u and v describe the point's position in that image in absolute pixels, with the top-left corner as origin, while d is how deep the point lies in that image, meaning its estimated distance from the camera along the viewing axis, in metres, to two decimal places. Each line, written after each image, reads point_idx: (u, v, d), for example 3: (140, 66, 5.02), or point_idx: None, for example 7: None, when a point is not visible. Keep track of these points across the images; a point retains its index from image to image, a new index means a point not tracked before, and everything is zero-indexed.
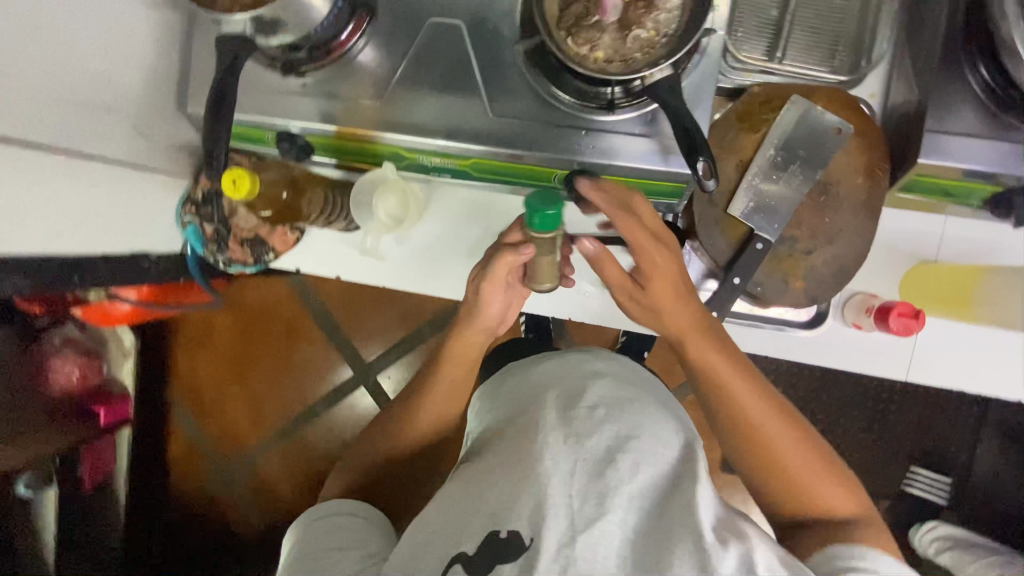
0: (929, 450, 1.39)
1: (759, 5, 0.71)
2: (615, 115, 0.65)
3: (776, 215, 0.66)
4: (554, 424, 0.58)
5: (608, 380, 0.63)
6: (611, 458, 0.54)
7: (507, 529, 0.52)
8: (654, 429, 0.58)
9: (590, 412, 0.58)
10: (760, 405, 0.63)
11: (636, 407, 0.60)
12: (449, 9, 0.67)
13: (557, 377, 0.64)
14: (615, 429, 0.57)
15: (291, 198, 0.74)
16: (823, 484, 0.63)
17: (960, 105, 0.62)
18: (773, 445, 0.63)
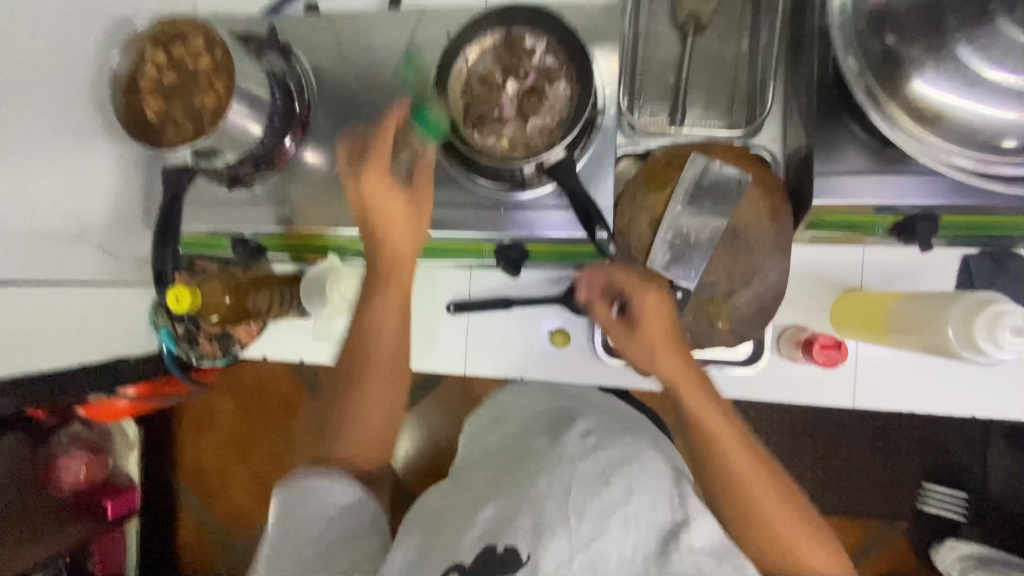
0: (938, 464, 1.36)
1: (656, 76, 0.79)
2: (529, 192, 0.70)
3: (691, 264, 0.71)
4: (546, 449, 0.64)
5: (596, 416, 0.69)
6: (607, 480, 0.56)
7: (504, 544, 0.52)
8: (646, 459, 0.61)
9: (582, 439, 0.63)
10: (757, 475, 0.60)
11: (626, 437, 0.64)
12: (373, 114, 0.75)
13: (546, 409, 0.72)
14: (607, 456, 0.60)
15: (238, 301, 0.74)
16: (812, 552, 0.58)
17: (844, 147, 0.66)
18: (774, 524, 0.58)
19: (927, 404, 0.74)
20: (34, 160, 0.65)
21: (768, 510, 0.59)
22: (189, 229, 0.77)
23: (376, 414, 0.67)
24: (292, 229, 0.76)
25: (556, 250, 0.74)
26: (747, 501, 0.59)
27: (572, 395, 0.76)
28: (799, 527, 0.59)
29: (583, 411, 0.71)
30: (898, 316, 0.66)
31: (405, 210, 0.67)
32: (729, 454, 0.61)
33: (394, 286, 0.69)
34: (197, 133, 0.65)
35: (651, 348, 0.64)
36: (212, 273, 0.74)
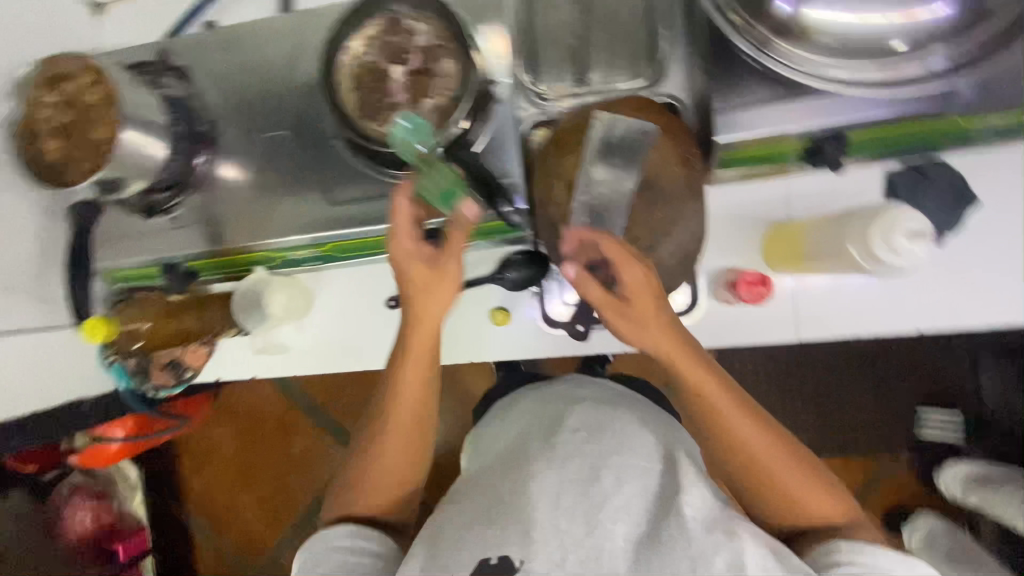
0: (930, 389, 1.34)
1: (555, 40, 0.78)
2: (440, 173, 0.71)
3: (610, 223, 0.69)
4: (539, 450, 0.67)
5: (586, 407, 0.72)
6: (597, 475, 0.62)
7: (498, 555, 0.56)
8: (629, 444, 0.66)
9: (572, 435, 0.67)
10: (763, 443, 0.64)
11: (615, 429, 0.68)
12: (275, 122, 0.75)
13: (542, 415, 0.75)
14: (591, 449, 0.64)
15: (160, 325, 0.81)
16: (819, 498, 0.64)
17: (740, 79, 0.65)
18: (774, 475, 0.63)
19: (869, 327, 0.74)
20: None
21: (770, 466, 0.63)
22: (115, 264, 0.78)
23: (396, 471, 0.69)
24: (215, 249, 0.76)
25: (475, 230, 0.75)
26: (755, 466, 0.64)
27: (565, 396, 0.77)
28: (794, 474, 0.64)
29: (574, 404, 0.74)
30: (812, 245, 0.70)
31: (408, 244, 0.62)
32: (725, 420, 0.64)
33: (411, 367, 0.66)
34: (96, 165, 0.65)
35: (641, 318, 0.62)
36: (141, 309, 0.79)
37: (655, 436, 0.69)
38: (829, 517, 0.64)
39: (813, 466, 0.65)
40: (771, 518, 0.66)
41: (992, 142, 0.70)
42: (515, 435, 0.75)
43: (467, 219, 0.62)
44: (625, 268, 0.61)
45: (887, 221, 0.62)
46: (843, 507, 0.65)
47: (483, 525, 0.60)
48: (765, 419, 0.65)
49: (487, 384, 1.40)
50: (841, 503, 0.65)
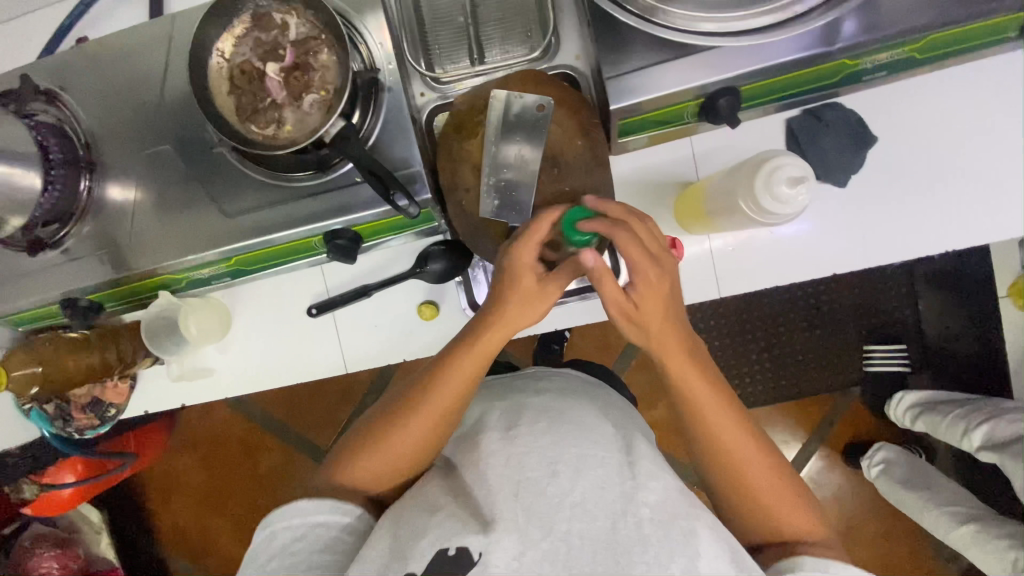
0: (873, 326, 1.38)
1: (444, 21, 0.76)
2: (337, 170, 0.68)
3: (521, 204, 0.69)
4: (494, 444, 0.60)
5: (539, 399, 0.67)
6: (554, 470, 0.54)
7: (456, 546, 0.51)
8: (592, 437, 0.59)
9: (530, 426, 0.60)
10: (744, 444, 0.59)
11: (570, 419, 0.62)
12: (155, 137, 0.70)
13: (503, 406, 0.67)
14: (549, 444, 0.57)
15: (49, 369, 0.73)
16: (789, 510, 0.59)
17: (629, 43, 0.64)
18: (748, 475, 0.59)
19: (787, 274, 0.76)
20: None
21: (748, 466, 0.59)
22: (13, 307, 0.73)
23: (380, 467, 0.62)
24: (113, 278, 0.72)
25: (384, 226, 0.72)
26: (731, 465, 0.60)
27: (522, 390, 0.70)
28: (767, 477, 0.60)
29: (532, 394, 0.69)
30: (713, 200, 0.68)
31: (534, 285, 0.61)
32: (703, 413, 0.59)
33: (465, 367, 0.61)
34: None
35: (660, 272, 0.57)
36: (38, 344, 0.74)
37: (615, 428, 0.63)
38: (798, 533, 0.59)
39: (791, 476, 0.61)
40: (738, 525, 0.61)
41: (883, 78, 0.71)
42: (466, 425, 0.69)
43: (551, 222, 0.60)
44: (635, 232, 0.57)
45: (768, 170, 0.59)
46: (812, 528, 0.59)
47: (430, 517, 0.55)
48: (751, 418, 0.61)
49: None
50: (813, 521, 0.60)
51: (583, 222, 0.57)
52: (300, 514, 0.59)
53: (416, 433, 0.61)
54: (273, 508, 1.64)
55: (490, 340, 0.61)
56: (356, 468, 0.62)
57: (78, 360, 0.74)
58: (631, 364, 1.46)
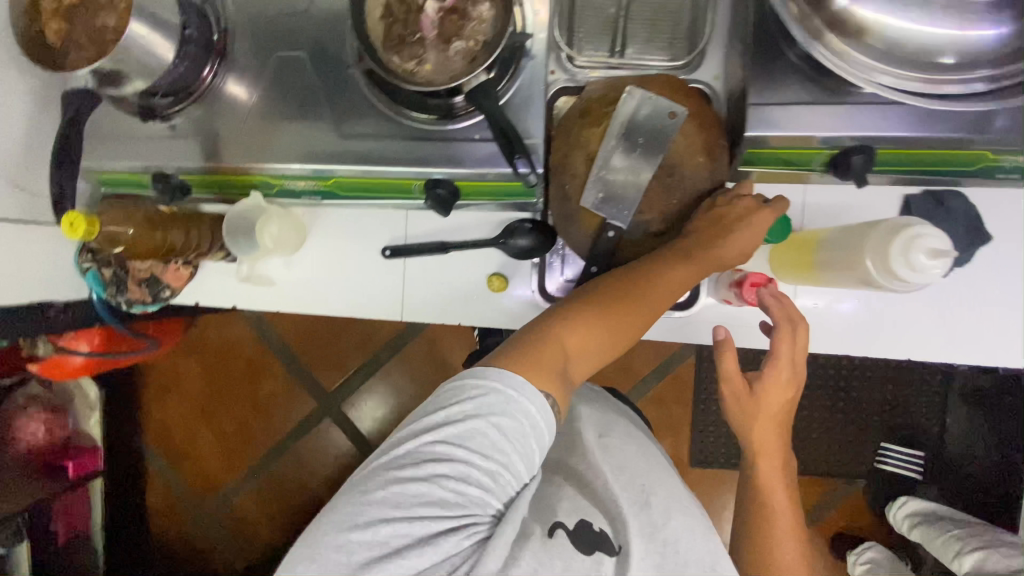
0: (897, 425, 1.36)
1: (595, 7, 0.75)
2: (456, 123, 0.69)
3: (625, 203, 0.69)
4: (592, 451, 0.70)
5: (626, 427, 0.76)
6: (646, 500, 0.63)
7: (599, 525, 0.60)
8: (669, 477, 0.67)
9: (616, 446, 0.71)
10: (787, 533, 0.68)
11: (644, 453, 0.71)
12: (293, 42, 0.70)
13: (595, 413, 0.78)
14: (644, 468, 0.68)
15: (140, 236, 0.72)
16: None
17: (782, 77, 0.64)
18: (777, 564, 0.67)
19: (859, 347, 0.75)
20: None
21: (784, 555, 0.67)
22: (106, 167, 0.74)
23: (596, 335, 0.62)
24: (211, 165, 0.73)
25: (484, 188, 0.72)
26: (769, 551, 0.68)
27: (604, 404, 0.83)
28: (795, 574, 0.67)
29: (616, 420, 0.78)
30: (825, 254, 0.66)
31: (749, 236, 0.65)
32: (769, 494, 0.69)
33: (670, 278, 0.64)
34: (100, 52, 0.62)
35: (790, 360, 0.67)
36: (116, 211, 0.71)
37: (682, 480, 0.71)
38: None
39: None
40: None
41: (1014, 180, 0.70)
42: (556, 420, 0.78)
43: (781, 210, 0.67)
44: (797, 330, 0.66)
45: (907, 237, 0.56)
46: None
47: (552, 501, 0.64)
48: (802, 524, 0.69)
49: None
50: None
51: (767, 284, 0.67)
52: (506, 387, 0.55)
53: (635, 309, 0.63)
54: (261, 434, 1.65)
55: (703, 267, 0.65)
56: (567, 333, 0.61)
57: (154, 240, 0.73)
58: (646, 397, 1.43)
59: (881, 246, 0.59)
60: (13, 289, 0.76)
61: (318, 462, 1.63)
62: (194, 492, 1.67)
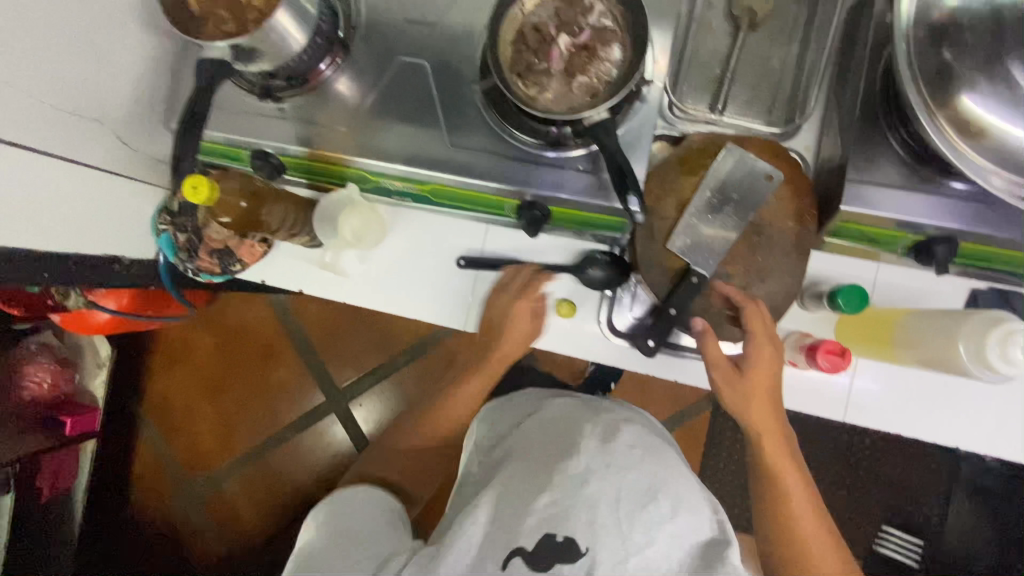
0: (901, 509, 1.36)
1: (701, 64, 0.79)
2: (562, 152, 0.71)
3: (711, 252, 0.71)
4: (593, 450, 0.66)
5: (635, 428, 0.73)
6: (654, 496, 0.63)
7: (564, 534, 0.58)
8: (678, 476, 0.67)
9: (626, 450, 0.68)
10: (808, 515, 0.68)
11: (659, 458, 0.69)
12: (417, 50, 0.72)
13: (591, 417, 0.75)
14: (642, 471, 0.65)
15: (250, 207, 0.73)
16: None
17: (881, 159, 0.67)
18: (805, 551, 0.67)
19: (913, 428, 0.75)
20: (64, 26, 0.62)
21: (805, 542, 0.67)
22: (211, 135, 0.75)
23: (450, 417, 0.87)
24: (313, 152, 0.73)
25: (575, 216, 0.74)
26: (801, 552, 0.67)
27: (599, 408, 0.79)
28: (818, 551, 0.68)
29: (620, 420, 0.75)
30: (906, 331, 0.70)
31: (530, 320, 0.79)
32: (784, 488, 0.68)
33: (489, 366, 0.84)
34: (238, 30, 0.64)
35: (769, 355, 0.69)
36: (230, 172, 0.72)
37: (702, 487, 0.69)
38: None
39: (850, 560, 0.69)
40: None
41: None
42: (548, 418, 0.78)
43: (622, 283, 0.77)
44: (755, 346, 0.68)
45: (1005, 330, 0.61)
46: None
47: (525, 512, 0.61)
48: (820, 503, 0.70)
49: None
50: None
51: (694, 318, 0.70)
52: (348, 501, 0.75)
53: (467, 396, 0.87)
54: (262, 419, 1.62)
55: (510, 347, 0.81)
56: (437, 424, 0.86)
57: (256, 213, 0.74)
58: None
59: (976, 334, 0.63)
60: (90, 240, 0.76)
61: (317, 457, 1.60)
62: (183, 469, 1.63)
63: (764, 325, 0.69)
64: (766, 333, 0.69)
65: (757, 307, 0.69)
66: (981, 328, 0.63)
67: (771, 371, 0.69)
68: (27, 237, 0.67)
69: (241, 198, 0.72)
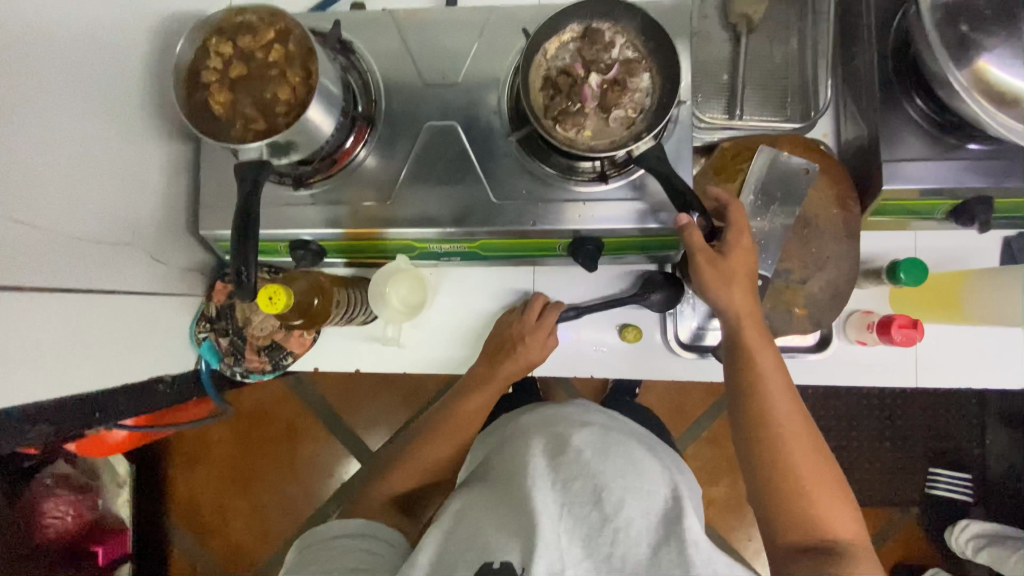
0: (943, 449, 1.40)
1: (710, 73, 0.81)
2: (606, 184, 0.71)
3: (768, 251, 0.72)
4: (542, 469, 0.67)
5: (593, 430, 0.73)
6: (598, 498, 0.64)
7: (499, 561, 0.60)
8: (637, 470, 0.68)
9: (578, 456, 0.68)
10: (797, 431, 0.64)
11: (621, 454, 0.69)
12: (442, 111, 0.72)
13: (548, 430, 0.73)
14: (598, 471, 0.66)
15: (322, 304, 0.72)
16: (835, 511, 0.62)
17: (909, 135, 0.69)
18: (795, 473, 0.63)
19: (982, 380, 0.77)
20: (79, 153, 0.58)
21: (798, 462, 0.63)
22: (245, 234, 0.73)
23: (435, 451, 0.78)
24: (349, 232, 0.72)
25: (626, 243, 0.75)
26: (787, 465, 0.63)
27: (570, 418, 0.76)
28: (812, 472, 0.63)
29: (578, 425, 0.74)
30: (970, 292, 0.75)
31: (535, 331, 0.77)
32: (768, 405, 0.65)
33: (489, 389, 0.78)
34: (269, 128, 0.62)
35: (726, 279, 0.66)
36: (296, 278, 0.72)
37: (661, 465, 0.70)
38: (840, 533, 0.61)
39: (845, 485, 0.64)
40: (783, 524, 0.62)
41: None
42: (528, 422, 0.77)
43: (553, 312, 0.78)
44: (736, 231, 0.66)
45: None
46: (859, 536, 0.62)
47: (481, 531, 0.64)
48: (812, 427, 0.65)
49: None
50: (859, 531, 0.62)
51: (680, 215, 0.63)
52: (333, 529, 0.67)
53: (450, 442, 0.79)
54: (300, 500, 1.54)
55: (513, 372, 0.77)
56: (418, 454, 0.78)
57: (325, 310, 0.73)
58: (700, 438, 1.39)
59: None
60: (133, 366, 0.72)
61: None
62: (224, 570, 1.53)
63: (741, 222, 0.67)
64: (741, 228, 0.67)
65: (735, 205, 0.67)
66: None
67: (747, 261, 0.67)
68: (70, 379, 0.62)
69: (314, 296, 0.71)
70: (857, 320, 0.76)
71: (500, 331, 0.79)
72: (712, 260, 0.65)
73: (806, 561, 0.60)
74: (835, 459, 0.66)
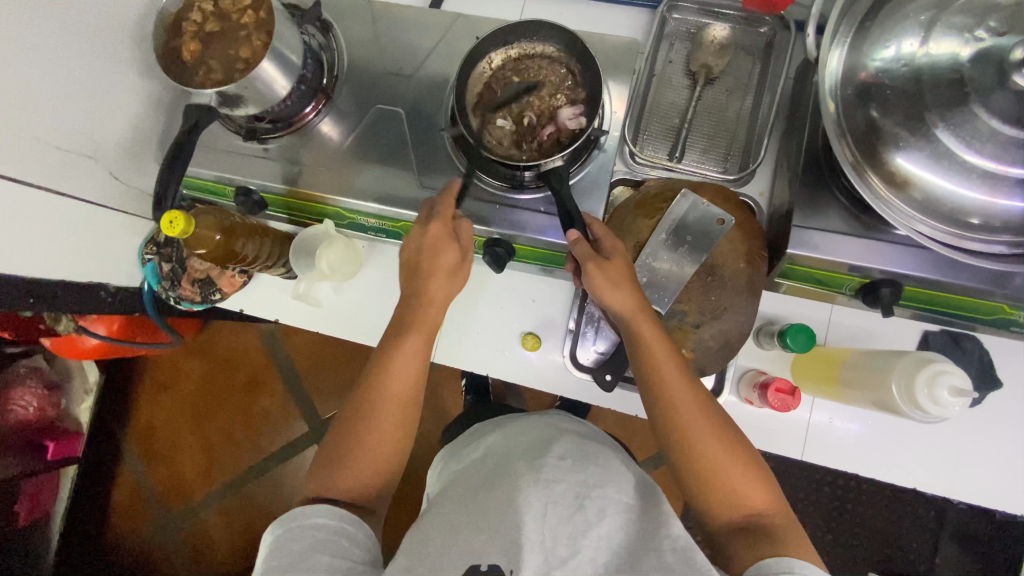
0: (888, 555, 1.28)
1: (663, 115, 0.84)
2: (525, 194, 0.74)
3: (666, 290, 0.73)
4: (523, 469, 0.65)
5: (569, 438, 0.72)
6: (580, 504, 0.61)
7: (487, 563, 0.55)
8: (614, 479, 0.66)
9: (558, 460, 0.66)
10: (703, 428, 0.61)
11: (597, 461, 0.68)
12: (392, 98, 0.78)
13: (524, 440, 0.72)
14: (580, 477, 0.64)
15: (225, 241, 0.76)
16: (747, 484, 0.60)
17: (827, 207, 0.69)
18: (710, 462, 0.60)
19: (873, 470, 0.76)
20: (67, 71, 0.67)
21: (707, 453, 0.60)
22: (199, 174, 0.81)
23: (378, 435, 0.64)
24: (296, 190, 0.77)
25: (540, 253, 0.78)
26: (699, 456, 0.60)
27: (550, 425, 0.77)
28: (726, 459, 0.60)
29: (559, 432, 0.74)
30: (848, 372, 0.72)
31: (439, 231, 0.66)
32: (673, 399, 0.62)
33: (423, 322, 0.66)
34: (225, 80, 0.69)
35: (616, 282, 0.64)
36: (209, 209, 0.76)
37: (634, 480, 0.68)
38: (758, 508, 0.59)
39: (759, 461, 0.62)
40: (712, 511, 0.61)
41: None
42: (500, 437, 0.76)
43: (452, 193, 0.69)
44: (613, 241, 0.67)
45: (927, 373, 0.62)
46: (777, 508, 0.60)
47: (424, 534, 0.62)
48: (726, 422, 0.63)
49: (455, 391, 1.38)
50: (779, 507, 0.60)
51: (568, 233, 0.65)
52: (311, 517, 0.58)
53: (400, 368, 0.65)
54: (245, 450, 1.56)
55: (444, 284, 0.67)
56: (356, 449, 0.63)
57: (230, 248, 0.77)
58: None
59: (905, 374, 0.65)
60: (77, 267, 0.80)
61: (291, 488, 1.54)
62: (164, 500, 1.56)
63: (603, 233, 0.68)
64: (609, 232, 0.68)
65: (598, 220, 0.69)
66: (911, 368, 0.65)
67: (627, 264, 0.66)
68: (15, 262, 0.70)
69: (216, 232, 0.75)
70: (753, 379, 0.77)
71: (417, 250, 0.67)
72: (600, 264, 0.64)
73: (744, 544, 0.57)
74: (748, 440, 0.63)
